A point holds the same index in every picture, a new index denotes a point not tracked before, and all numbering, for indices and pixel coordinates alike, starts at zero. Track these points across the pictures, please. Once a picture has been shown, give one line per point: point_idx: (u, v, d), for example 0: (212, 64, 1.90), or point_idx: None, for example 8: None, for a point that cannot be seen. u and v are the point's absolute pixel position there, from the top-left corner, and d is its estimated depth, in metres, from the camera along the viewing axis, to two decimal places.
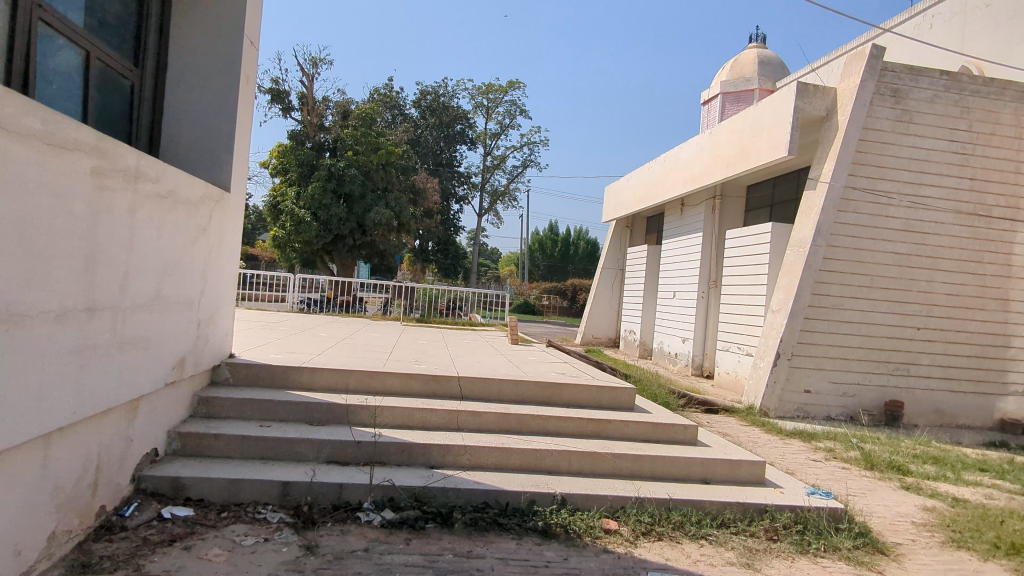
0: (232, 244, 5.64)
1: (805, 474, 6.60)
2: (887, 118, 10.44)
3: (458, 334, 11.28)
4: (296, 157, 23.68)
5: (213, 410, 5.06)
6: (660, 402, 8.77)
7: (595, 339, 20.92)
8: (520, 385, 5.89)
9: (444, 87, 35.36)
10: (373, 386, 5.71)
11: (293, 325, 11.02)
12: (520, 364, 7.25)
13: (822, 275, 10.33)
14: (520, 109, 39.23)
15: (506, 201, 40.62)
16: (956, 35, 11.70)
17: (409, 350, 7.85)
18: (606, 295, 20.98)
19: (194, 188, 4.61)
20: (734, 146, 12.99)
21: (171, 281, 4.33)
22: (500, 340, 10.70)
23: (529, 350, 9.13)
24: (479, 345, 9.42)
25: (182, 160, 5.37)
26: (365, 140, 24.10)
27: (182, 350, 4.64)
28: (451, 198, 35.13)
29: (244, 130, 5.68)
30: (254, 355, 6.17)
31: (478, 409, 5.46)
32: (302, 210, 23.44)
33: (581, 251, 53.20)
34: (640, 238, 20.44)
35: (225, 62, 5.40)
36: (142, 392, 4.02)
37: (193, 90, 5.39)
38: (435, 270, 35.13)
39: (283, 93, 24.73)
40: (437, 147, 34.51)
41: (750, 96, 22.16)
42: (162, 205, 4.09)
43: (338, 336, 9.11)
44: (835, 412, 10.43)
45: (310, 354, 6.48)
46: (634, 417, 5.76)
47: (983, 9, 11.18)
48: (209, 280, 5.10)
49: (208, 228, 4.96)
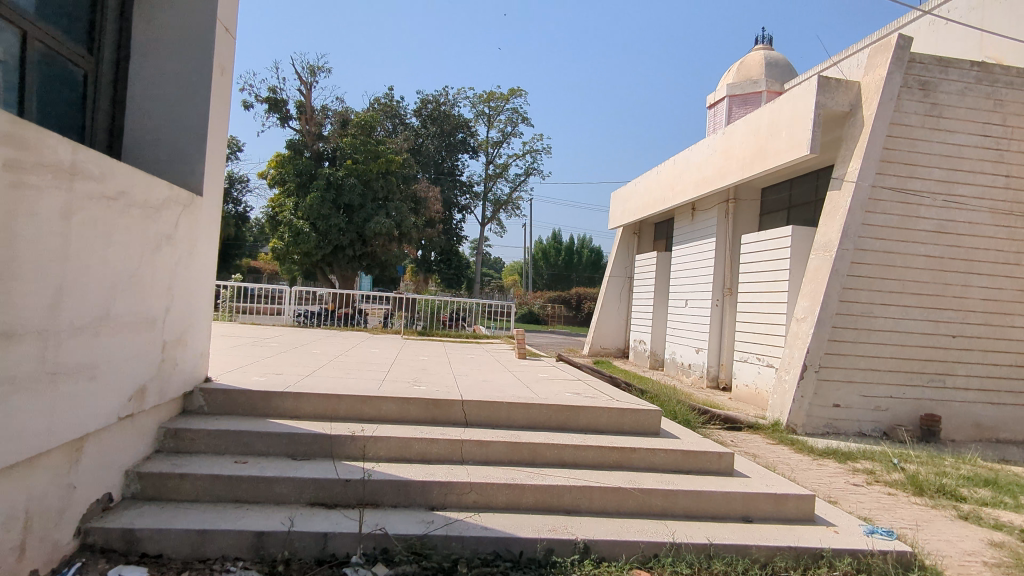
0: (207, 255, 5.02)
1: (850, 503, 5.91)
2: (915, 113, 9.80)
3: (462, 348, 10.64)
4: (294, 167, 23.19)
5: (182, 444, 4.41)
6: (680, 420, 8.05)
7: (603, 349, 20.20)
8: (531, 409, 5.22)
9: (445, 96, 34.90)
10: (366, 413, 5.07)
11: (288, 340, 10.40)
12: (530, 383, 6.60)
13: (850, 280, 9.67)
14: (522, 116, 38.78)
15: (509, 209, 40.08)
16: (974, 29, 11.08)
17: (408, 368, 7.19)
18: (613, 303, 20.33)
19: (154, 191, 4.00)
20: (750, 146, 12.36)
21: (125, 298, 3.71)
22: (507, 353, 10.06)
23: (537, 365, 8.47)
24: (484, 360, 8.79)
25: (148, 160, 4.76)
26: (365, 149, 23.67)
27: (143, 377, 4.00)
28: (453, 207, 34.59)
29: (219, 127, 5.08)
30: (234, 378, 5.53)
31: (486, 438, 4.80)
32: (301, 220, 22.91)
33: (585, 259, 52.53)
34: (648, 244, 19.79)
35: (195, 49, 4.81)
36: (88, 430, 3.38)
37: (159, 81, 4.79)
38: (438, 281, 34.55)
39: (280, 101, 24.26)
40: (438, 156, 34.02)
41: (758, 99, 21.50)
42: (110, 209, 3.47)
43: (333, 353, 8.48)
44: (867, 428, 9.73)
45: (298, 376, 5.84)
46: (661, 443, 5.09)
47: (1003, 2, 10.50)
48: (178, 296, 4.47)
49: (174, 237, 4.34)
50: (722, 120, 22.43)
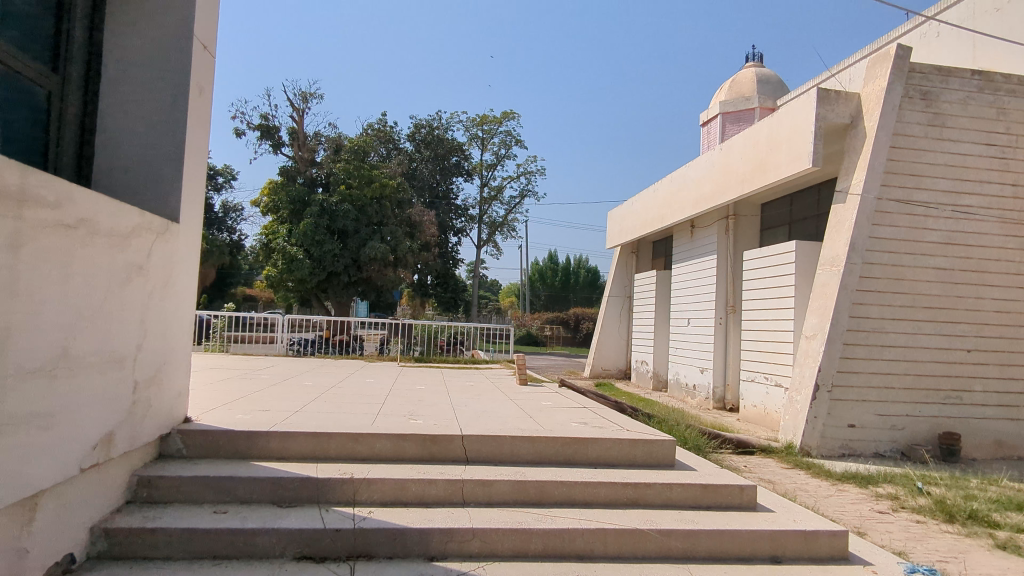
0: (185, 285, 4.68)
1: (879, 534, 5.52)
2: (918, 123, 9.59)
3: (461, 375, 10.26)
4: (287, 194, 22.96)
5: (157, 494, 4.03)
6: (692, 447, 7.62)
7: (604, 371, 19.79)
8: (536, 443, 4.85)
9: (438, 120, 34.89)
10: (358, 452, 4.69)
11: (279, 372, 9.99)
12: (533, 412, 6.23)
13: (859, 295, 9.36)
14: (516, 139, 38.79)
15: (504, 231, 39.91)
16: (966, 45, 11.00)
17: (404, 400, 6.82)
18: (613, 324, 19.98)
19: (123, 219, 3.69)
20: (749, 161, 12.15)
21: (88, 337, 3.37)
22: (507, 379, 9.69)
23: (540, 392, 8.11)
24: (484, 388, 8.41)
25: (121, 186, 4.45)
26: (359, 174, 23.51)
27: (111, 422, 3.64)
28: (448, 231, 34.36)
29: (197, 150, 4.78)
30: (217, 417, 5.16)
31: (489, 476, 4.43)
32: (294, 247, 22.59)
33: (582, 279, 52.24)
34: (647, 263, 19.50)
35: (170, 67, 4.53)
36: (42, 486, 3.00)
37: (132, 102, 4.50)
38: (435, 305, 34.18)
39: (273, 128, 24.12)
40: (433, 180, 33.89)
41: (751, 116, 21.43)
42: (69, 239, 3.14)
43: (325, 385, 8.09)
44: (883, 448, 9.35)
45: (286, 413, 5.47)
46: (677, 476, 4.72)
47: (994, 14, 10.38)
48: (152, 332, 4.13)
49: (147, 267, 4.01)
50: (716, 138, 22.27)
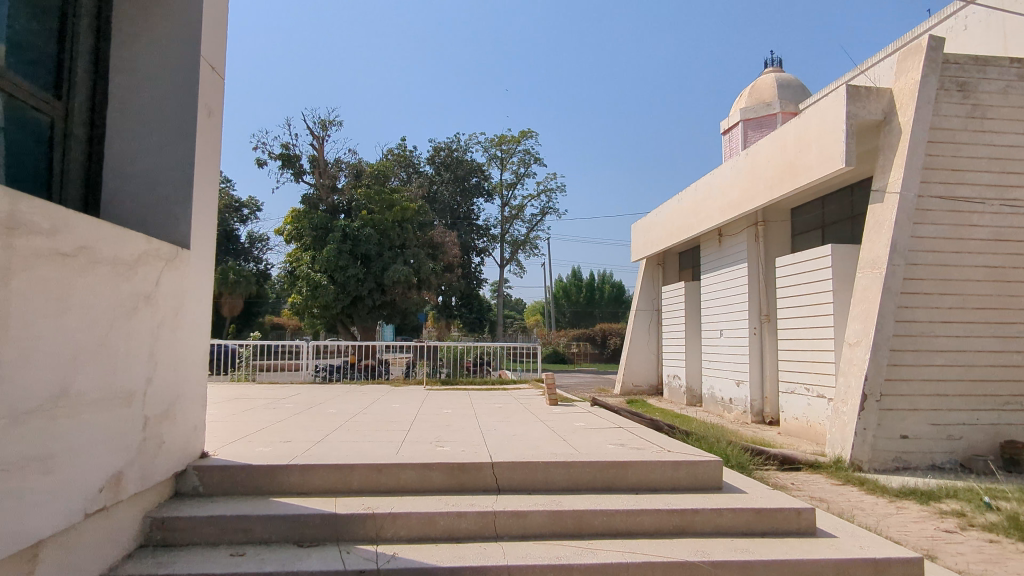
0: (198, 314, 4.50)
1: (950, 556, 5.05)
2: (956, 116, 9.14)
3: (489, 396, 9.98)
4: (310, 221, 23.07)
5: (171, 536, 3.80)
6: (736, 465, 7.16)
7: (635, 387, 19.31)
8: (572, 468, 4.53)
9: (457, 142, 35.04)
10: (382, 484, 4.42)
11: (304, 399, 9.81)
12: (566, 435, 5.91)
13: (904, 298, 8.87)
14: (535, 157, 38.77)
15: (527, 250, 39.74)
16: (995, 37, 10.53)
17: (431, 425, 6.55)
18: (642, 338, 19.53)
19: (127, 246, 3.51)
20: (776, 164, 11.75)
21: (91, 372, 3.17)
22: (536, 400, 9.37)
23: (572, 412, 7.78)
24: (513, 409, 8.11)
25: (130, 213, 4.30)
26: (379, 198, 23.57)
27: (118, 462, 3.43)
28: (471, 251, 34.29)
29: (208, 174, 4.63)
30: (236, 450, 4.94)
31: (522, 507, 4.11)
32: (318, 273, 22.64)
33: (607, 295, 51.71)
34: (674, 275, 19.07)
35: (178, 90, 4.40)
36: (41, 535, 2.77)
37: (140, 127, 4.37)
38: (460, 326, 34.02)
39: (294, 157, 24.38)
40: (453, 201, 33.93)
41: (773, 121, 20.96)
42: (67, 269, 2.96)
43: (349, 411, 7.86)
44: (941, 460, 8.78)
45: (307, 445, 5.23)
46: (726, 500, 4.35)
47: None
48: (163, 364, 3.93)
49: (155, 295, 3.82)
50: (738, 146, 21.87)
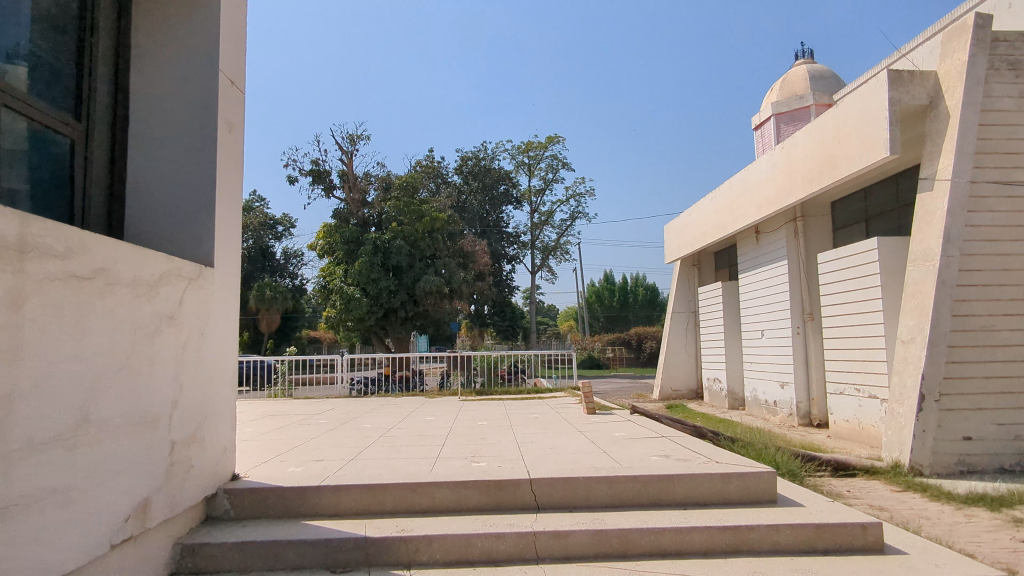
0: (225, 333, 4.40)
1: None
2: (1008, 96, 8.62)
3: (525, 407, 9.76)
4: (341, 235, 23.21)
5: (202, 563, 3.68)
6: (789, 474, 6.79)
7: (674, 391, 18.85)
8: (614, 483, 4.29)
9: (484, 151, 35.05)
10: (417, 505, 4.24)
11: (339, 414, 9.75)
12: (607, 446, 5.65)
13: (961, 291, 8.37)
14: (563, 162, 38.53)
15: (558, 255, 39.48)
16: None
17: (466, 439, 6.36)
18: (680, 341, 19.08)
19: (147, 267, 3.41)
20: (814, 156, 11.31)
21: (113, 397, 3.07)
22: (574, 408, 9.12)
23: (611, 421, 7.51)
24: (550, 419, 7.88)
25: (154, 232, 4.23)
26: (409, 210, 23.63)
27: (145, 491, 3.32)
28: (502, 259, 34.19)
29: (230, 190, 4.54)
30: (268, 471, 4.83)
31: (564, 526, 3.88)
32: (351, 287, 22.76)
33: (641, 298, 51.03)
34: (710, 275, 18.59)
35: (198, 106, 4.33)
36: (64, 569, 2.66)
37: (162, 146, 4.31)
38: (494, 334, 33.90)
39: (324, 173, 24.65)
40: (482, 210, 33.89)
41: (807, 113, 20.19)
42: (84, 292, 2.87)
43: (384, 426, 7.73)
44: (1008, 462, 8.23)
45: (340, 463, 5.09)
46: (783, 515, 4.05)
47: None
48: (189, 385, 3.83)
49: (178, 315, 3.73)
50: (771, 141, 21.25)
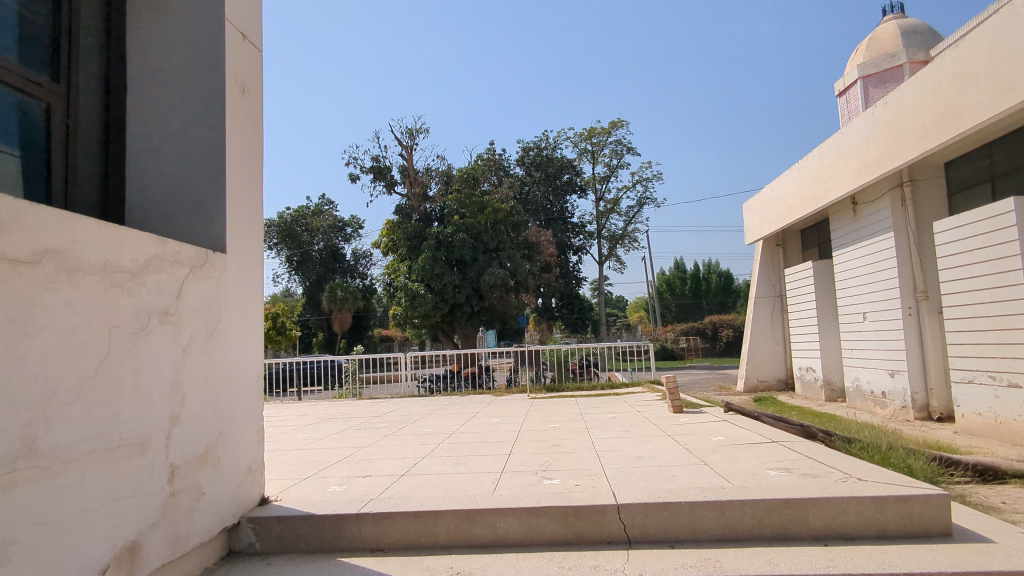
0: (243, 332, 3.71)
1: None
2: None
3: (602, 405, 8.81)
4: (404, 230, 22.77)
5: None
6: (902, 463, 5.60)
7: (761, 383, 17.33)
8: (727, 510, 3.32)
9: (545, 140, 34.04)
10: (476, 537, 3.43)
11: (401, 416, 9.11)
12: (706, 456, 4.65)
13: None
14: (628, 147, 36.98)
15: (626, 244, 37.96)
16: None
17: (537, 446, 5.52)
18: (766, 328, 17.52)
19: (125, 252, 2.74)
20: (925, 109, 9.73)
21: (76, 418, 2.39)
22: (657, 407, 8.08)
23: (704, 423, 6.48)
24: (632, 420, 6.93)
25: (158, 217, 3.59)
26: (470, 202, 22.93)
27: (133, 531, 2.65)
28: (568, 250, 33.14)
29: (247, 165, 3.86)
30: (307, 492, 4.14)
31: (665, 571, 2.96)
32: (415, 283, 22.28)
33: (714, 285, 48.65)
34: (797, 255, 16.94)
35: (201, 62, 3.64)
36: None
37: (165, 114, 3.66)
38: (562, 327, 32.94)
39: (385, 169, 24.40)
40: (546, 201, 32.94)
41: (900, 74, 17.91)
42: (19, 280, 2.18)
43: (445, 430, 6.98)
44: None
45: (388, 483, 4.36)
46: (967, 556, 2.98)
47: None
48: (193, 396, 3.15)
49: (176, 312, 3.06)
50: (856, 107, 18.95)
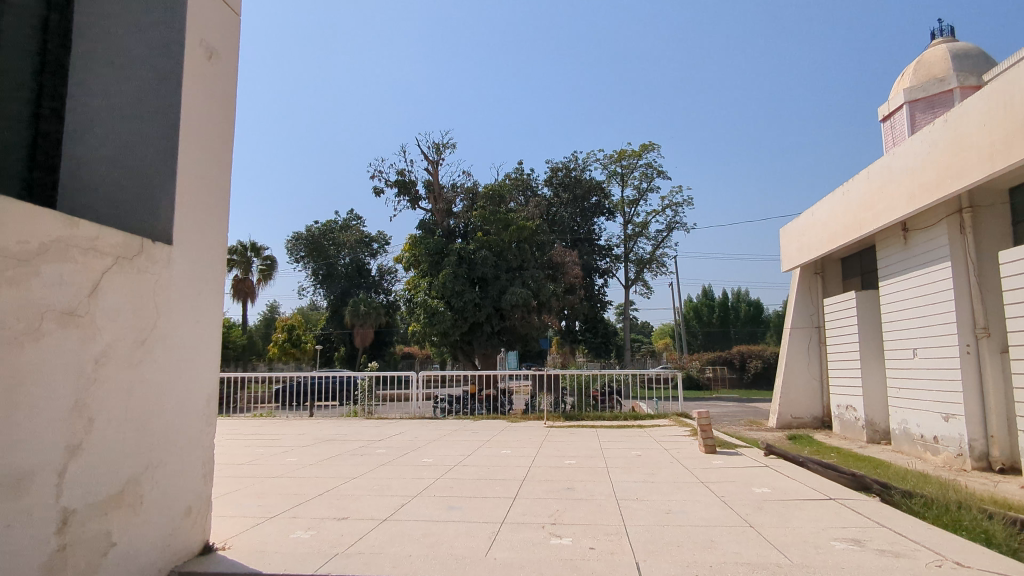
0: (193, 342, 3.06)
1: None
2: None
3: (624, 439, 7.98)
4: (425, 246, 22.19)
5: None
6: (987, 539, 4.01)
7: (796, 419, 16.23)
8: None
9: (574, 161, 33.42)
10: None
11: (405, 441, 8.38)
12: (749, 515, 3.84)
13: None
14: (658, 170, 36.21)
15: (653, 268, 37.00)
16: None
17: (547, 489, 4.76)
18: (801, 361, 16.44)
19: (8, 232, 2.12)
20: (991, 128, 8.81)
21: None
22: (687, 445, 7.23)
23: (741, 469, 5.63)
24: (659, 461, 6.11)
25: (94, 200, 2.99)
26: (495, 219, 22.21)
27: None
28: (594, 272, 32.34)
29: (210, 144, 3.24)
30: (267, 539, 3.44)
31: None
32: (435, 299, 21.67)
33: (742, 314, 47.35)
34: (837, 284, 15.89)
35: (155, 18, 3.05)
36: None
37: (111, 79, 3.07)
38: (585, 351, 32.04)
39: (409, 183, 23.95)
40: (573, 223, 32.23)
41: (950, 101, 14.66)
42: None
43: (448, 462, 6.25)
44: None
45: (364, 529, 3.64)
46: None
47: None
48: (106, 419, 2.49)
49: (88, 313, 2.42)
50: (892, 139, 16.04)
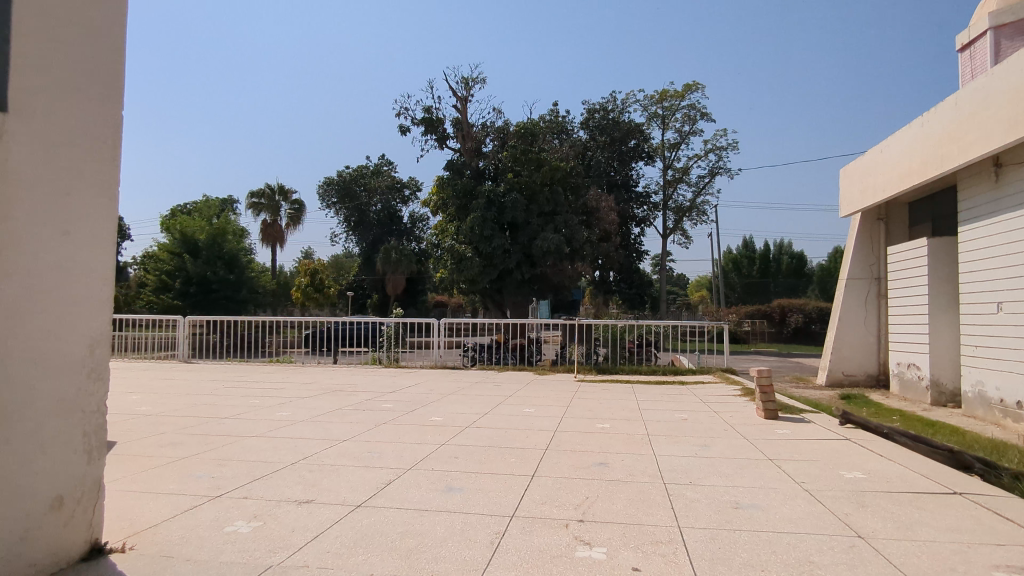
0: (57, 262, 2.11)
1: None
2: None
3: (666, 398, 6.96)
4: (453, 188, 20.95)
5: None
6: None
7: (848, 376, 14.94)
8: None
9: (613, 102, 31.40)
10: None
11: (418, 394, 7.50)
12: (851, 518, 2.77)
13: None
14: (702, 112, 33.95)
15: (693, 217, 35.14)
16: None
17: (574, 464, 3.78)
18: (857, 314, 14.98)
19: None
20: None
21: None
22: (742, 408, 6.16)
23: (814, 442, 4.55)
24: (711, 428, 5.06)
25: None
26: (527, 159, 20.57)
27: None
28: (630, 220, 30.86)
29: None
30: (189, 534, 2.53)
31: None
32: (462, 246, 20.89)
33: (784, 267, 45.23)
34: (904, 230, 14.31)
35: None
36: None
37: None
38: (619, 303, 30.83)
39: (436, 121, 22.64)
40: (610, 167, 30.50)
41: None
42: None
43: (459, 422, 5.31)
44: None
45: (323, 524, 2.69)
46: None
47: None
48: None
49: None
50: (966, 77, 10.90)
